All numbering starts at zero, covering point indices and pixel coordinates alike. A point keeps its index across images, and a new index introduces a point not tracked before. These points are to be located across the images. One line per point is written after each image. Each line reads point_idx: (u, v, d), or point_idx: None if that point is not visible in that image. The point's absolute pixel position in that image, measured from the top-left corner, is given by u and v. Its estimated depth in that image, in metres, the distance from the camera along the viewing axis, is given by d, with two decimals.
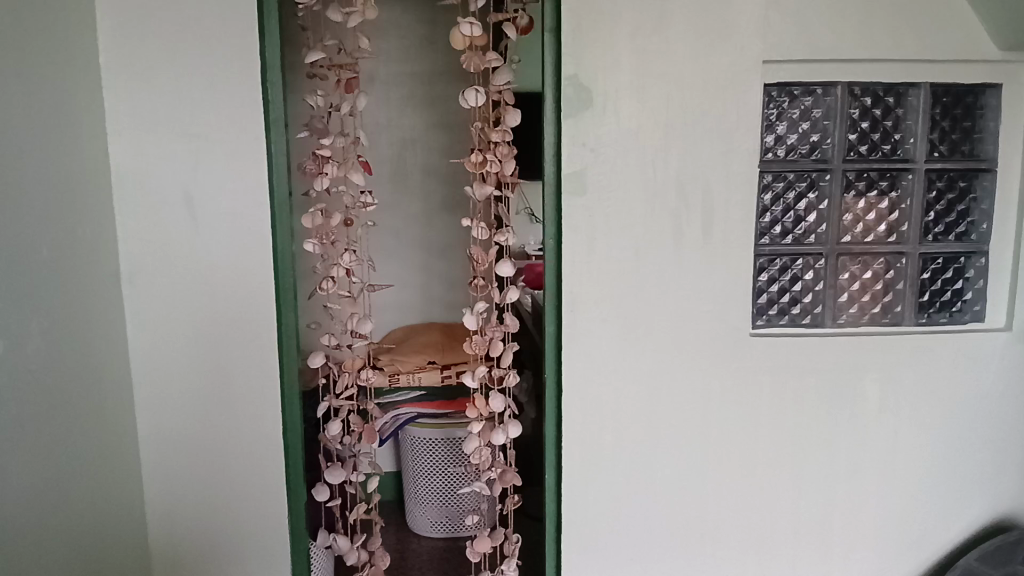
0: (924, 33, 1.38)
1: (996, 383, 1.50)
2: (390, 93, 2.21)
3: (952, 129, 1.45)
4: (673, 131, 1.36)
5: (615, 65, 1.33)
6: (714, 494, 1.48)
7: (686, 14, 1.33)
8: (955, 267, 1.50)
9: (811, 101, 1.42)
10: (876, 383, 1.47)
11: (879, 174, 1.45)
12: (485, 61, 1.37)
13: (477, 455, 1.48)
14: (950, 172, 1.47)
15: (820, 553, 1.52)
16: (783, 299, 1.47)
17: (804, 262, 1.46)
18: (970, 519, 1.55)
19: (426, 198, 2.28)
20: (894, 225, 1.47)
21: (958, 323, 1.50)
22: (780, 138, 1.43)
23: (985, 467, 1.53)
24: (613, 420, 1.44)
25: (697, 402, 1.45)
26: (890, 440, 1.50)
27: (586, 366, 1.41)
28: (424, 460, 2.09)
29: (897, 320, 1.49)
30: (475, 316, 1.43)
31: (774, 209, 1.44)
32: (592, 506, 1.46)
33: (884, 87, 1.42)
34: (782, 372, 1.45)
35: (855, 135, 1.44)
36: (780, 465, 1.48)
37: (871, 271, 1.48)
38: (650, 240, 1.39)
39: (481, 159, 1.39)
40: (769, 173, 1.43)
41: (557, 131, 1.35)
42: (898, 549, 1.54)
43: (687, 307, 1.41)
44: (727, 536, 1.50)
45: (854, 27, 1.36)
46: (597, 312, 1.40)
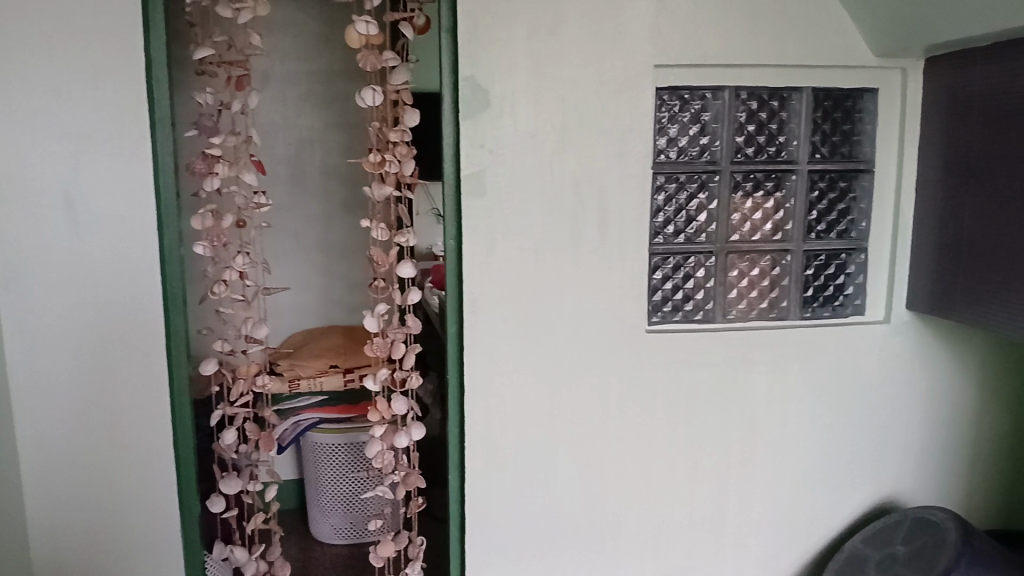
0: (806, 39, 1.44)
1: (875, 373, 1.58)
2: (287, 91, 2.15)
3: (833, 132, 1.51)
4: (569, 132, 1.38)
5: (511, 66, 1.34)
6: (614, 488, 1.50)
7: (581, 16, 1.35)
8: (836, 263, 1.56)
9: (701, 106, 1.46)
10: (764, 377, 1.53)
11: (764, 175, 1.50)
12: (381, 61, 1.35)
13: (379, 459, 1.46)
14: (831, 173, 1.53)
15: (717, 541, 1.57)
16: (676, 296, 1.51)
17: (695, 260, 1.51)
18: (855, 503, 1.62)
19: (324, 199, 2.23)
20: (778, 224, 1.52)
21: (839, 316, 1.57)
22: (672, 140, 1.46)
23: (868, 452, 1.61)
24: (514, 419, 1.44)
25: (596, 399, 1.47)
26: (779, 430, 1.56)
27: (488, 366, 1.41)
28: (327, 467, 2.05)
29: (783, 315, 1.55)
30: (376, 318, 1.41)
31: (667, 209, 1.48)
32: (495, 506, 1.46)
33: (768, 91, 1.47)
34: (677, 369, 1.49)
35: (741, 137, 1.48)
36: (676, 460, 1.52)
37: (758, 269, 1.53)
38: (548, 240, 1.40)
39: (379, 159, 1.37)
40: (661, 175, 1.47)
41: (456, 132, 1.34)
42: (790, 534, 1.60)
43: (586, 306, 1.43)
44: (626, 529, 1.53)
45: (741, 32, 1.41)
46: (498, 312, 1.40)
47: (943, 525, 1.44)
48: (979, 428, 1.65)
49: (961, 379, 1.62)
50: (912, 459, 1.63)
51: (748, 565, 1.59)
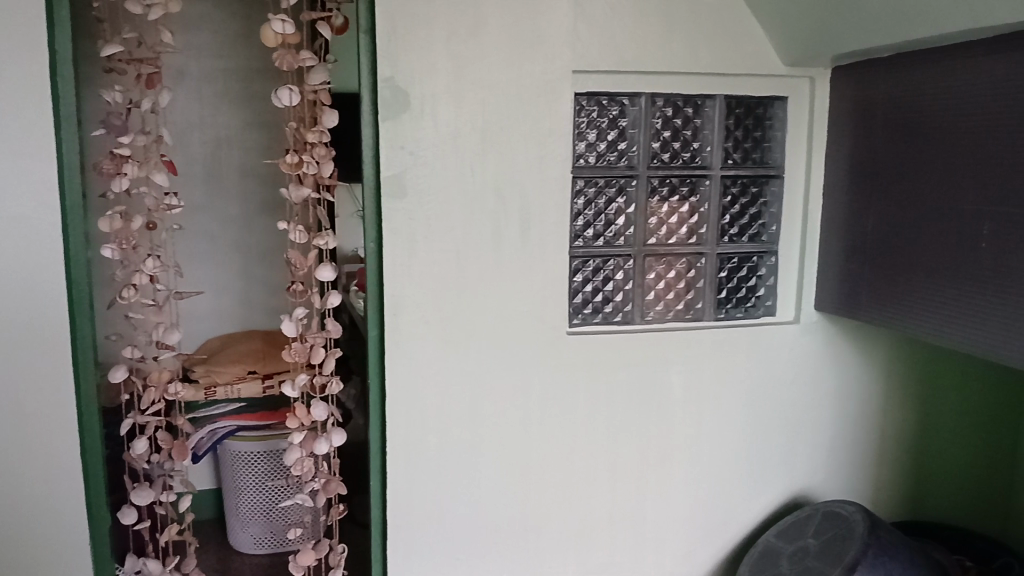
0: (719, 47, 1.48)
1: (787, 372, 1.63)
2: (203, 90, 2.10)
3: (744, 138, 1.56)
4: (490, 135, 1.38)
5: (431, 68, 1.34)
6: (536, 488, 1.51)
7: (500, 18, 1.35)
8: (748, 266, 1.61)
9: (619, 112, 1.49)
10: (681, 376, 1.56)
11: (679, 180, 1.54)
12: (299, 60, 1.33)
13: (298, 466, 1.43)
14: (743, 178, 1.57)
15: (636, 538, 1.59)
16: (596, 298, 1.53)
17: (614, 263, 1.53)
18: (768, 498, 1.67)
19: (241, 201, 2.18)
20: (693, 228, 1.56)
21: (752, 317, 1.62)
22: (591, 145, 1.48)
23: (781, 448, 1.66)
24: (436, 422, 1.44)
25: (517, 401, 1.47)
26: (695, 427, 1.59)
27: (409, 369, 1.41)
28: (245, 476, 2.00)
29: (698, 316, 1.59)
30: (294, 322, 1.37)
31: (586, 213, 1.50)
32: (416, 510, 1.46)
33: (683, 98, 1.51)
34: (598, 369, 1.51)
35: (658, 143, 1.51)
36: (597, 460, 1.54)
37: (674, 271, 1.57)
38: (470, 242, 1.40)
39: (297, 160, 1.35)
40: (581, 179, 1.49)
41: (375, 134, 1.34)
42: (707, 530, 1.64)
43: (507, 309, 1.44)
44: (549, 529, 1.54)
45: (656, 39, 1.44)
46: (419, 315, 1.40)
47: (850, 517, 1.50)
48: (885, 423, 1.72)
49: (867, 375, 1.69)
50: (822, 453, 1.69)
51: (667, 561, 1.62)
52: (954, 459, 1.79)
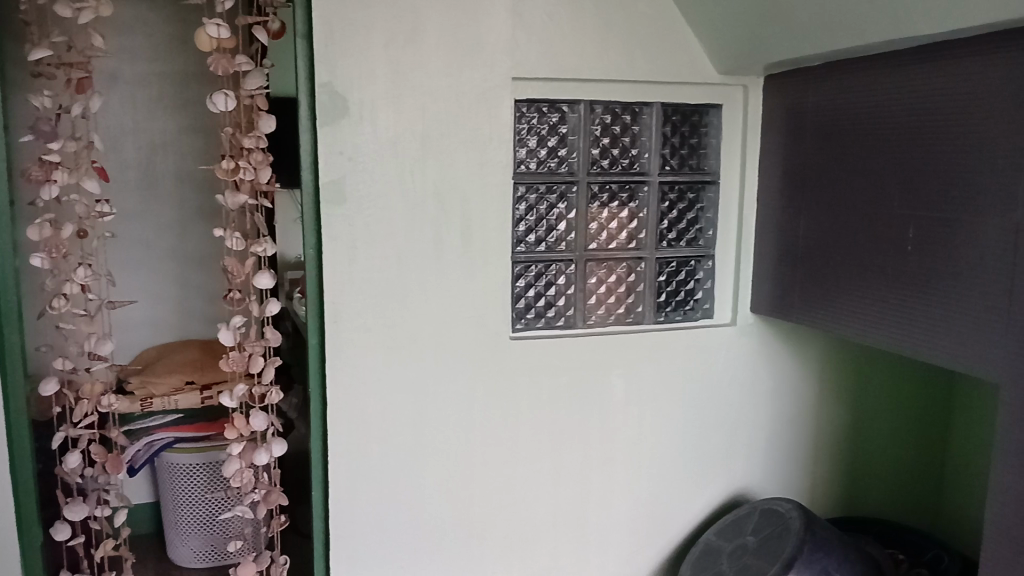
0: (655, 56, 1.50)
1: (725, 373, 1.66)
2: (136, 94, 2.05)
3: (681, 145, 1.59)
4: (430, 141, 1.38)
5: (370, 74, 1.33)
6: (480, 493, 1.52)
7: (440, 25, 1.36)
8: (686, 269, 1.65)
9: (558, 118, 1.50)
10: (622, 380, 1.58)
11: (618, 186, 1.56)
12: (234, 65, 1.32)
13: (238, 478, 1.41)
14: (680, 184, 1.60)
15: (580, 541, 1.61)
16: (539, 303, 1.54)
17: (556, 268, 1.55)
18: (708, 497, 1.70)
19: (177, 208, 2.14)
20: (633, 233, 1.59)
21: (690, 319, 1.65)
22: (532, 151, 1.50)
23: (720, 448, 1.69)
24: (379, 429, 1.43)
25: (461, 407, 1.47)
26: (637, 429, 1.61)
27: (352, 377, 1.40)
28: (183, 489, 1.96)
29: (638, 319, 1.61)
30: (231, 331, 1.36)
31: (528, 219, 1.52)
32: (360, 518, 1.45)
33: (621, 106, 1.53)
34: (541, 373, 1.52)
35: (597, 149, 1.54)
36: (540, 464, 1.55)
37: (615, 275, 1.59)
38: (411, 248, 1.40)
39: (232, 166, 1.34)
40: (522, 185, 1.50)
41: (313, 139, 1.33)
42: (649, 530, 1.66)
43: (450, 314, 1.44)
44: (493, 534, 1.54)
45: (594, 47, 1.46)
46: (360, 322, 1.39)
47: (787, 514, 1.53)
48: (820, 422, 1.77)
49: (802, 375, 1.73)
50: (759, 452, 1.73)
51: (611, 563, 1.64)
52: (887, 455, 1.85)
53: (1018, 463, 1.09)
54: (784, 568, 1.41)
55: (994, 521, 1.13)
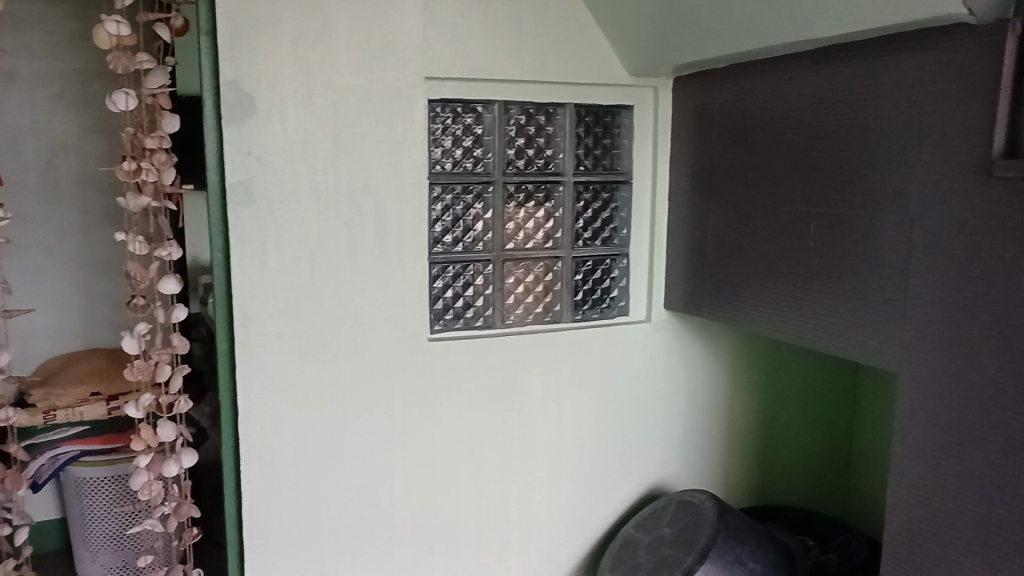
0: (567, 56, 1.52)
1: (641, 369, 1.69)
2: (34, 94, 1.96)
3: (594, 145, 1.61)
4: (341, 140, 1.36)
5: (278, 73, 1.31)
6: (399, 496, 1.50)
7: (349, 23, 1.34)
8: (602, 268, 1.67)
9: (473, 119, 1.50)
10: (541, 378, 1.59)
11: (535, 186, 1.57)
12: (135, 63, 1.27)
13: (146, 490, 1.35)
14: (594, 184, 1.62)
15: (501, 539, 1.61)
16: (457, 304, 1.54)
17: (474, 268, 1.54)
18: (628, 491, 1.73)
19: (80, 213, 2.06)
20: (549, 233, 1.60)
21: (607, 317, 1.68)
22: (447, 152, 1.49)
23: (638, 442, 1.72)
24: (293, 436, 1.40)
25: (379, 409, 1.46)
26: (557, 426, 1.62)
27: (264, 383, 1.37)
28: (91, 503, 1.88)
29: (556, 318, 1.63)
30: (135, 338, 1.31)
31: (445, 219, 1.51)
32: (277, 526, 1.42)
33: (534, 106, 1.54)
34: (460, 373, 1.51)
35: (513, 150, 1.54)
36: (460, 464, 1.55)
37: (532, 275, 1.60)
38: (324, 250, 1.37)
39: (134, 168, 1.29)
40: (437, 185, 1.49)
41: (219, 140, 1.30)
42: (570, 525, 1.68)
43: (366, 317, 1.42)
44: (414, 537, 1.53)
45: (506, 47, 1.46)
46: (272, 327, 1.36)
47: (703, 505, 1.57)
48: (733, 415, 1.82)
49: (715, 369, 1.78)
50: (676, 445, 1.77)
51: (533, 559, 1.65)
52: (797, 444, 1.92)
53: (916, 449, 1.14)
54: (700, 557, 1.44)
55: (896, 506, 1.18)
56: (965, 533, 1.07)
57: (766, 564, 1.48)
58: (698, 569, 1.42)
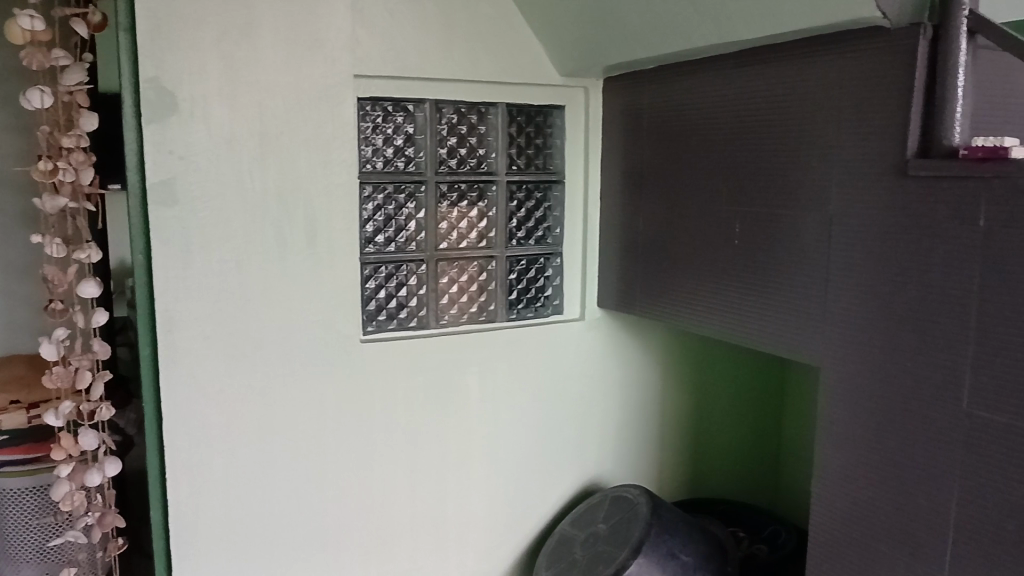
0: (498, 56, 1.52)
1: (574, 366, 1.70)
2: None
3: (527, 145, 1.62)
4: (268, 139, 1.34)
5: (201, 70, 1.28)
6: (333, 499, 1.48)
7: (275, 20, 1.31)
8: (536, 267, 1.67)
9: (404, 118, 1.49)
10: (475, 378, 1.59)
11: (468, 186, 1.57)
12: (50, 59, 1.23)
13: (68, 501, 1.32)
14: (527, 183, 1.63)
15: (436, 541, 1.60)
16: (390, 305, 1.52)
17: (407, 268, 1.53)
18: (563, 488, 1.74)
19: None
20: (483, 232, 1.60)
21: (542, 316, 1.68)
22: (378, 151, 1.48)
23: (573, 440, 1.73)
24: (222, 441, 1.37)
25: (311, 413, 1.44)
26: (492, 426, 1.63)
27: (190, 388, 1.34)
28: (7, 515, 1.66)
29: (491, 318, 1.63)
30: (54, 344, 1.26)
31: (377, 219, 1.49)
32: (205, 533, 1.39)
33: (466, 105, 1.54)
34: (394, 375, 1.50)
35: (445, 149, 1.53)
36: (395, 465, 1.53)
37: (467, 275, 1.60)
38: (252, 252, 1.35)
39: (51, 167, 1.25)
40: (369, 185, 1.47)
41: (140, 138, 1.26)
42: (506, 524, 1.68)
43: (296, 319, 1.40)
44: (347, 540, 1.51)
45: (437, 46, 1.46)
46: (197, 330, 1.33)
47: (636, 500, 1.59)
48: (666, 410, 1.85)
49: (647, 366, 1.80)
50: (610, 441, 1.79)
51: (469, 558, 1.64)
52: (727, 438, 1.96)
53: (839, 442, 1.18)
54: (633, 552, 1.46)
55: (819, 496, 1.21)
56: (885, 521, 1.11)
57: (697, 556, 1.50)
58: (632, 563, 1.44)
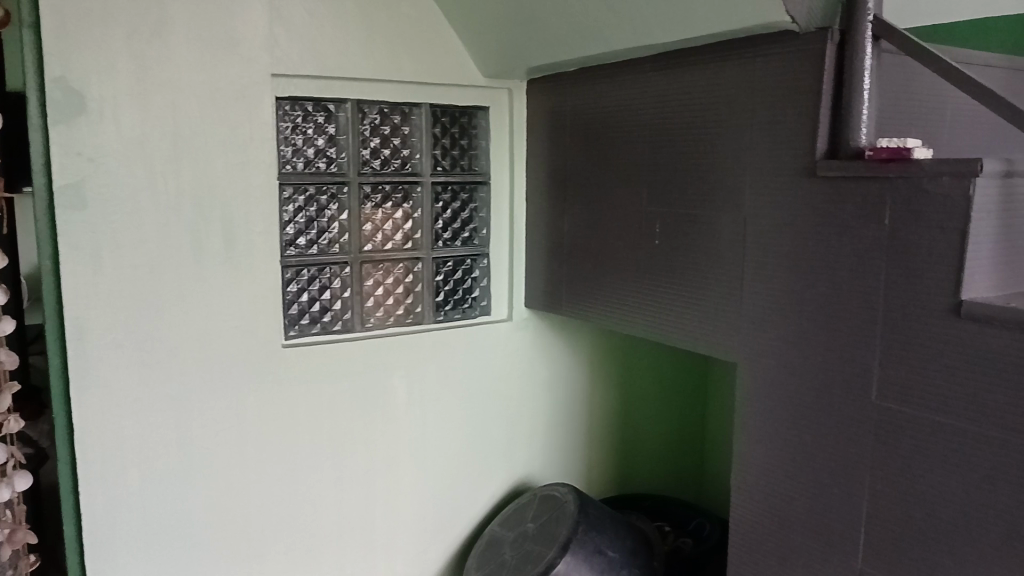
0: (421, 56, 1.51)
1: (502, 367, 1.71)
2: None
3: (451, 146, 1.61)
4: (182, 141, 1.30)
5: (110, 69, 1.24)
6: (257, 507, 1.46)
7: (188, 18, 1.28)
8: (463, 268, 1.67)
9: (325, 118, 1.47)
10: (402, 381, 1.58)
11: (392, 187, 1.56)
12: None
13: None
14: (452, 185, 1.63)
15: (364, 548, 1.58)
16: (313, 308, 1.50)
17: (330, 270, 1.51)
18: (492, 489, 1.74)
19: None
20: (408, 234, 1.59)
21: (469, 317, 1.68)
22: (298, 151, 1.45)
23: (502, 440, 1.74)
24: (138, 452, 1.34)
25: (232, 420, 1.41)
26: (420, 429, 1.62)
27: (103, 398, 1.30)
28: None
29: (418, 320, 1.61)
30: None
31: (298, 220, 1.46)
32: (121, 548, 1.34)
33: (389, 106, 1.53)
34: (318, 380, 1.48)
35: (367, 150, 1.52)
36: (320, 471, 1.51)
37: (392, 277, 1.58)
38: (167, 257, 1.31)
39: None
40: (289, 186, 1.44)
41: (46, 139, 1.22)
42: (435, 527, 1.67)
43: (215, 325, 1.37)
44: (271, 550, 1.48)
45: (358, 46, 1.44)
46: (109, 338, 1.29)
47: (565, 498, 1.60)
48: (593, 409, 1.87)
49: (574, 366, 1.82)
50: (539, 440, 1.80)
51: (397, 563, 1.63)
52: (654, 435, 1.99)
53: (756, 436, 1.20)
54: (561, 550, 1.47)
55: (739, 491, 1.24)
56: (801, 512, 1.14)
57: (624, 551, 1.52)
58: (560, 561, 1.45)
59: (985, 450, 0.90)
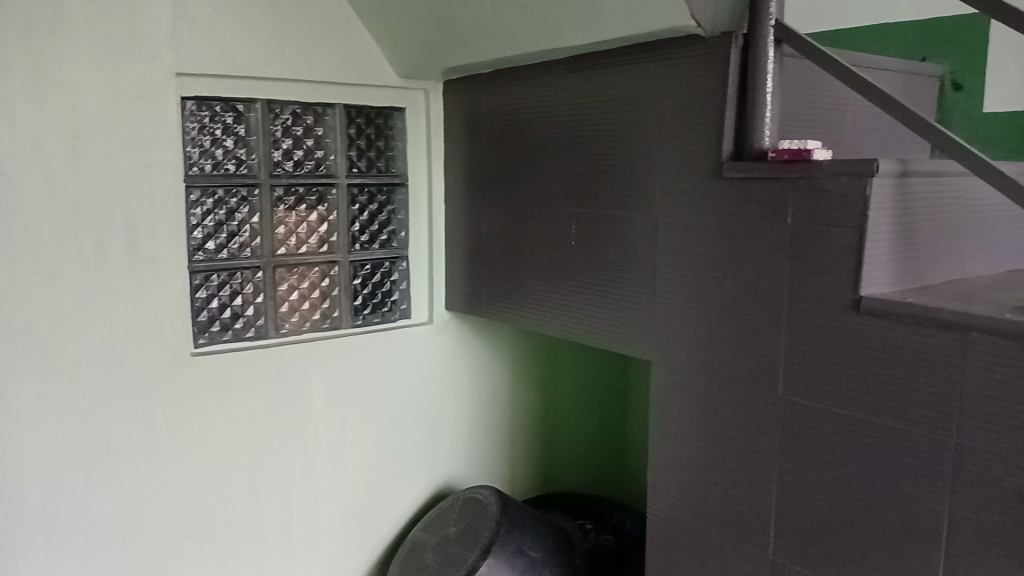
0: (334, 56, 1.49)
1: (422, 370, 1.70)
2: None
3: (367, 147, 1.59)
4: (83, 142, 1.26)
5: (4, 67, 1.19)
6: (169, 519, 1.41)
7: (87, 15, 1.24)
8: (382, 271, 1.65)
9: (234, 118, 1.44)
10: (320, 386, 1.55)
11: (306, 189, 1.52)
12: None
13: None
14: (369, 186, 1.60)
15: (283, 557, 1.55)
16: (224, 315, 1.45)
17: (241, 276, 1.47)
18: (414, 494, 1.73)
19: None
20: (324, 237, 1.56)
21: (389, 321, 1.66)
22: (206, 152, 1.41)
23: (424, 444, 1.73)
24: (40, 467, 1.28)
25: (141, 431, 1.36)
26: (339, 434, 1.59)
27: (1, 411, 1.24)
28: None
29: (335, 325, 1.59)
30: None
31: (205, 224, 1.42)
32: (22, 567, 1.29)
33: (301, 106, 1.50)
34: (231, 387, 1.45)
35: (279, 152, 1.48)
36: (234, 481, 1.48)
37: (308, 281, 1.54)
38: (68, 264, 1.27)
39: None
40: (196, 189, 1.40)
41: None
42: (356, 534, 1.65)
43: (121, 333, 1.32)
44: (186, 563, 1.44)
45: (268, 45, 1.41)
46: (7, 349, 1.24)
47: (487, 500, 1.60)
48: (515, 410, 1.88)
49: (496, 368, 1.82)
50: (462, 443, 1.79)
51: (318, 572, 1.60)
52: (576, 435, 2.01)
53: (671, 433, 1.22)
54: (483, 553, 1.46)
55: (656, 486, 1.26)
56: (714, 506, 1.16)
57: (546, 551, 1.53)
58: (482, 565, 1.45)
59: (884, 441, 0.93)
